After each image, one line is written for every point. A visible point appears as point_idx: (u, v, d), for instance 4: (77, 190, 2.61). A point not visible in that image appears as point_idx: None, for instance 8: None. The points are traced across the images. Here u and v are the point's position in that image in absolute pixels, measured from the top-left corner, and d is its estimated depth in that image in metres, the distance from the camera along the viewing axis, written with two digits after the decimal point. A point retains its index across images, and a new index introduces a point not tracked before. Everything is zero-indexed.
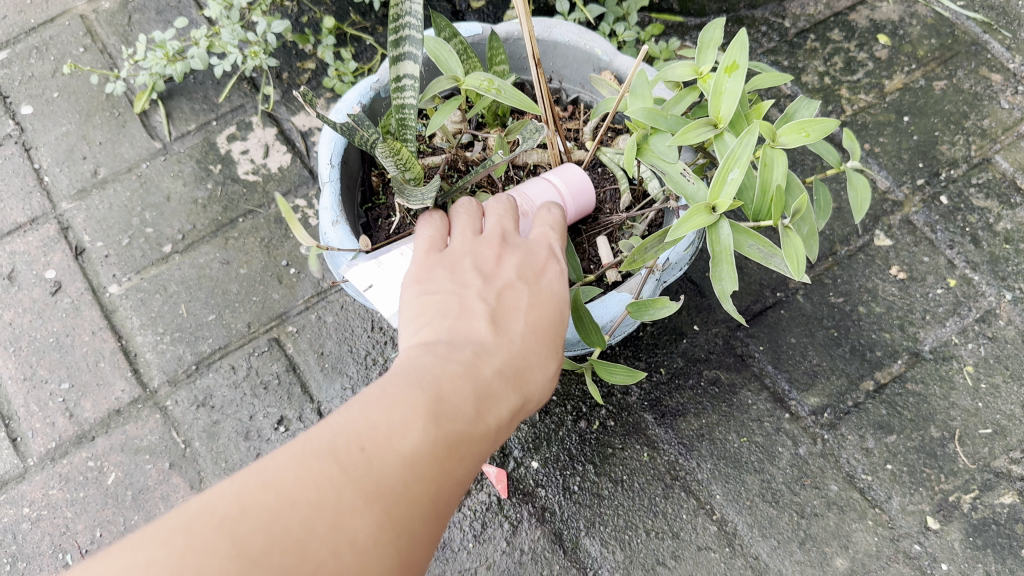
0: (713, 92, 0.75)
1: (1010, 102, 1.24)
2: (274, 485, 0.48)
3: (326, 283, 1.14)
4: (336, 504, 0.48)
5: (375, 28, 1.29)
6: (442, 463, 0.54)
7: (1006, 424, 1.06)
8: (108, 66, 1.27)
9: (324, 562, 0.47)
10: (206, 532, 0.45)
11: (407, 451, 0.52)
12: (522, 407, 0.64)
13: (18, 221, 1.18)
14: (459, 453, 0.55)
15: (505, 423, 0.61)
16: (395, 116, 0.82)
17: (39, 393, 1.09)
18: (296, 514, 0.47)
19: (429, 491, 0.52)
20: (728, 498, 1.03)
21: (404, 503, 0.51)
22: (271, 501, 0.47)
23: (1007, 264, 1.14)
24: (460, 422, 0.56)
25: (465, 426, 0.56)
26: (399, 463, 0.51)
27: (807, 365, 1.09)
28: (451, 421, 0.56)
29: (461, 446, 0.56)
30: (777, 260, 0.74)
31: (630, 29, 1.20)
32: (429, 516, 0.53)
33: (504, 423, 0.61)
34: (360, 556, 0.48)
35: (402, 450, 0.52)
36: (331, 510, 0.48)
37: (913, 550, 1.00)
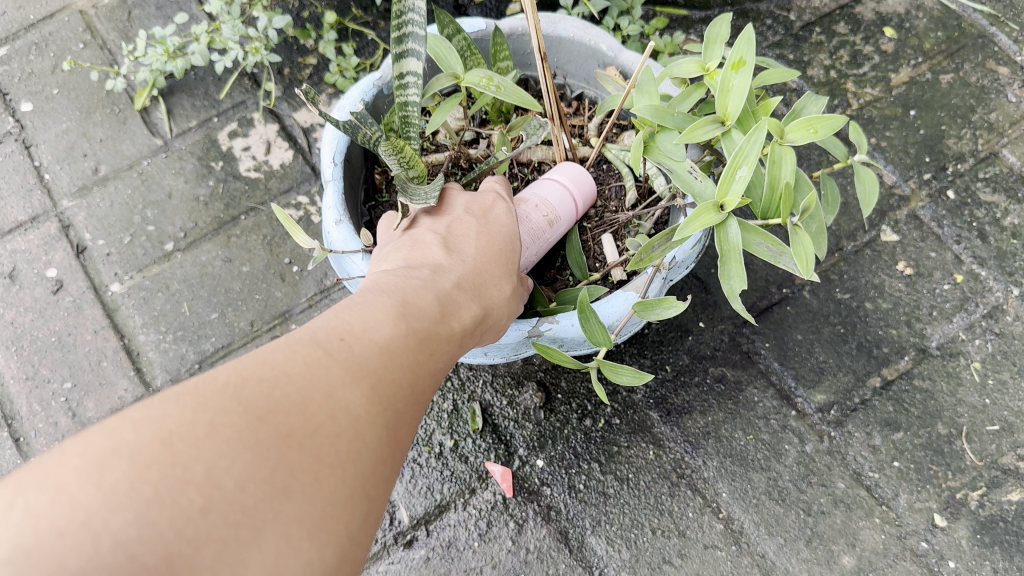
0: (721, 89, 0.74)
1: (1017, 95, 1.23)
2: (268, 365, 0.48)
3: (330, 280, 1.13)
4: (328, 376, 0.49)
5: (377, 22, 1.28)
6: (418, 354, 0.56)
7: (1013, 421, 1.05)
8: (108, 62, 1.26)
9: (323, 425, 0.47)
10: (214, 397, 0.45)
11: (385, 340, 0.54)
12: (483, 327, 0.66)
13: (19, 220, 1.17)
14: (430, 343, 0.58)
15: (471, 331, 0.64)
16: (399, 114, 0.80)
17: (41, 393, 1.08)
18: (292, 383, 0.47)
19: (406, 372, 0.54)
20: (735, 496, 1.02)
21: (388, 382, 0.52)
22: (266, 373, 0.47)
23: (1014, 259, 1.13)
24: (429, 318, 0.59)
25: (434, 324, 0.59)
26: (377, 350, 0.53)
27: (813, 362, 1.08)
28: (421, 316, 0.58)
29: (433, 342, 0.58)
30: (786, 259, 0.73)
31: (635, 23, 1.19)
32: (411, 395, 0.54)
33: (469, 332, 0.63)
34: (356, 424, 0.48)
35: (379, 334, 0.54)
36: (325, 380, 0.48)
37: (920, 548, 0.99)
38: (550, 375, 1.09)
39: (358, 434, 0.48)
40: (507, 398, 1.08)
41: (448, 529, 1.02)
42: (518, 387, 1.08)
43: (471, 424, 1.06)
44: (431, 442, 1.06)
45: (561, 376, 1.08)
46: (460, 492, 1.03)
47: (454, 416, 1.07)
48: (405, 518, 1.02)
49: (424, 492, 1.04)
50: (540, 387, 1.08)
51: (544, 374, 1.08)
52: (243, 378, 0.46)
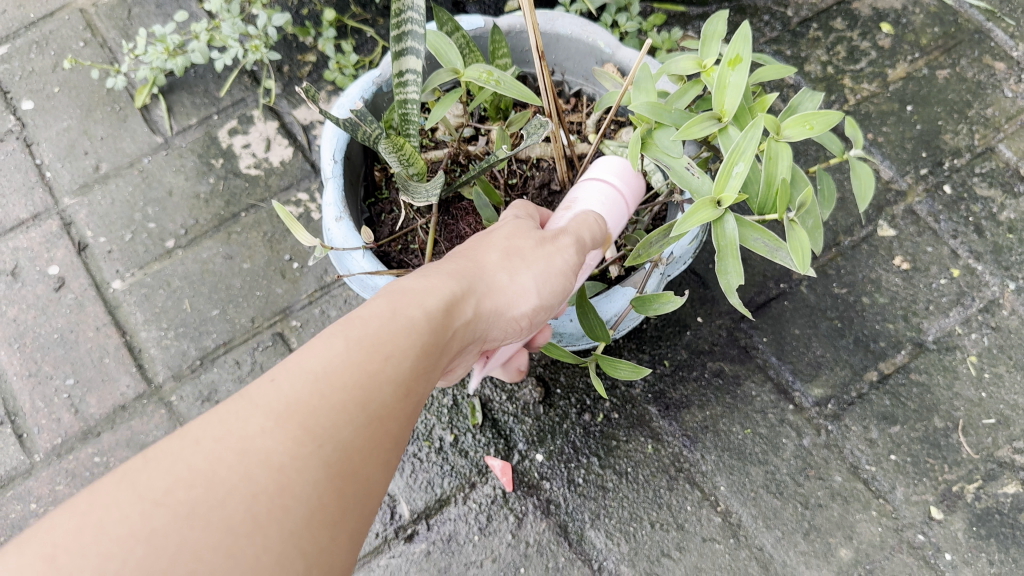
0: (718, 85, 0.74)
1: (1013, 90, 1.24)
2: (180, 439, 0.48)
3: (330, 277, 1.14)
4: (242, 427, 0.49)
5: (376, 19, 1.28)
6: (363, 366, 0.54)
7: (1009, 414, 1.06)
8: (108, 60, 1.27)
9: (236, 488, 0.46)
10: (112, 491, 0.45)
11: (316, 366, 0.53)
12: (469, 302, 0.63)
13: (20, 218, 1.18)
14: (374, 345, 0.56)
15: (443, 311, 0.60)
16: (398, 111, 0.81)
17: (44, 389, 1.09)
18: (197, 451, 0.47)
19: (344, 388, 0.53)
20: (733, 489, 1.03)
21: (316, 412, 0.51)
22: (175, 449, 0.48)
23: (1011, 254, 1.14)
24: (372, 322, 0.57)
25: (383, 326, 0.57)
26: (308, 380, 0.52)
27: (810, 356, 1.09)
28: (360, 326, 0.56)
29: (379, 341, 0.56)
30: (782, 254, 0.74)
31: (633, 19, 1.20)
32: (359, 411, 0.53)
33: (444, 308, 0.60)
34: (277, 472, 0.47)
35: (302, 362, 0.53)
36: (230, 441, 0.48)
37: (917, 540, 1.00)
38: (549, 370, 1.09)
39: (281, 487, 0.47)
40: (507, 393, 1.08)
41: (448, 523, 1.03)
42: (518, 382, 1.09)
43: (471, 419, 1.07)
44: (431, 437, 1.07)
45: (560, 371, 1.09)
46: (461, 486, 1.04)
47: (454, 411, 1.08)
48: (405, 512, 1.03)
49: (424, 487, 1.04)
50: (539, 382, 1.08)
51: (543, 369, 1.09)
52: (159, 455, 0.47)
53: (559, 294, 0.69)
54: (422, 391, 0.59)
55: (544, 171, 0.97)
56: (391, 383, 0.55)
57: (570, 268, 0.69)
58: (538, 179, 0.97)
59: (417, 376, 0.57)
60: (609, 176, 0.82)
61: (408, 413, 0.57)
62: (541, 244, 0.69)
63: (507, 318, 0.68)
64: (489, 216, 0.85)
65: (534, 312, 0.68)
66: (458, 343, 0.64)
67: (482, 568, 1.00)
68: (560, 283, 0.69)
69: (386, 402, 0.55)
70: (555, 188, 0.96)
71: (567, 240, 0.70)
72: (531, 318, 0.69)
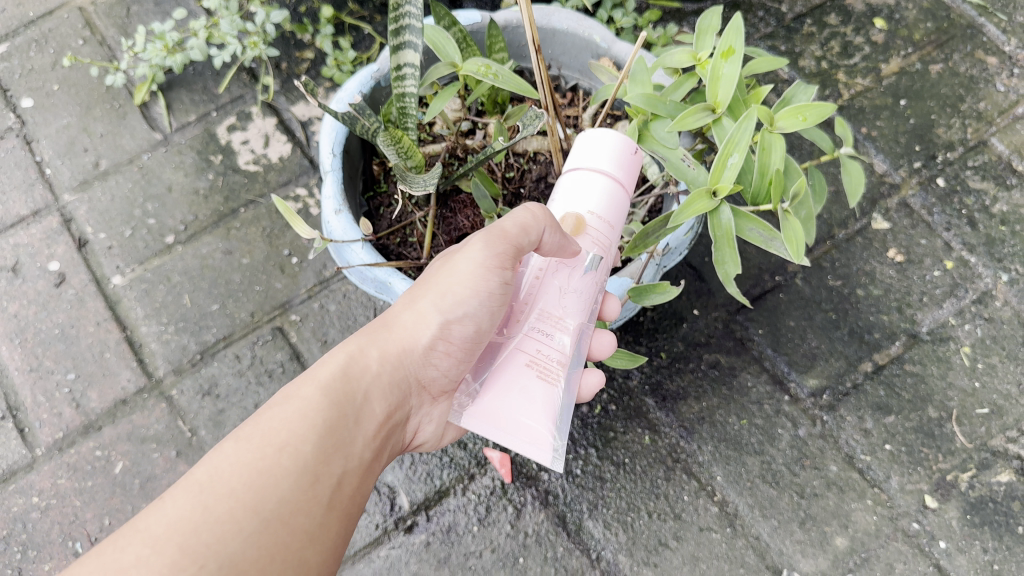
0: (710, 77, 0.76)
1: (1005, 85, 1.25)
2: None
3: (329, 272, 1.15)
4: (122, 560, 0.55)
5: (373, 16, 1.29)
6: (251, 474, 0.61)
7: (1003, 403, 1.07)
8: (107, 57, 1.27)
9: None
10: None
11: (205, 478, 0.60)
12: (365, 365, 0.69)
13: (21, 214, 1.19)
14: (266, 439, 0.62)
15: (333, 389, 0.66)
16: (396, 105, 0.83)
17: (45, 384, 1.10)
18: None
19: (235, 490, 0.60)
20: (729, 479, 1.04)
21: (197, 531, 0.57)
22: None
23: (1003, 246, 1.15)
24: (264, 419, 0.64)
25: (271, 425, 0.63)
26: (195, 500, 0.58)
27: (806, 347, 1.10)
28: (256, 422, 0.64)
29: (270, 432, 0.63)
30: (777, 244, 0.76)
31: (629, 15, 1.21)
32: (248, 512, 0.59)
33: (334, 386, 0.67)
34: None
35: (221, 441, 0.63)
36: (117, 565, 0.55)
37: (911, 528, 1.01)
38: None
39: None
40: None
41: (447, 514, 1.03)
42: None
43: None
44: None
45: None
46: (460, 478, 1.05)
47: None
48: (405, 504, 1.04)
49: (423, 478, 1.05)
50: None
51: None
52: (82, 563, 0.56)
53: (486, 298, 0.68)
54: (334, 463, 0.65)
55: (541, 164, 0.98)
56: (288, 468, 0.62)
57: (487, 262, 0.67)
58: (536, 172, 0.97)
59: (318, 454, 0.64)
60: (599, 165, 0.70)
61: (323, 486, 0.63)
62: (442, 265, 0.71)
63: (424, 358, 0.71)
64: (485, 207, 0.86)
65: (450, 332, 0.69)
66: (368, 409, 0.69)
67: (481, 558, 1.01)
68: (486, 280, 0.67)
69: (288, 487, 0.61)
70: (552, 182, 0.97)
71: (511, 224, 0.66)
72: (452, 338, 0.70)
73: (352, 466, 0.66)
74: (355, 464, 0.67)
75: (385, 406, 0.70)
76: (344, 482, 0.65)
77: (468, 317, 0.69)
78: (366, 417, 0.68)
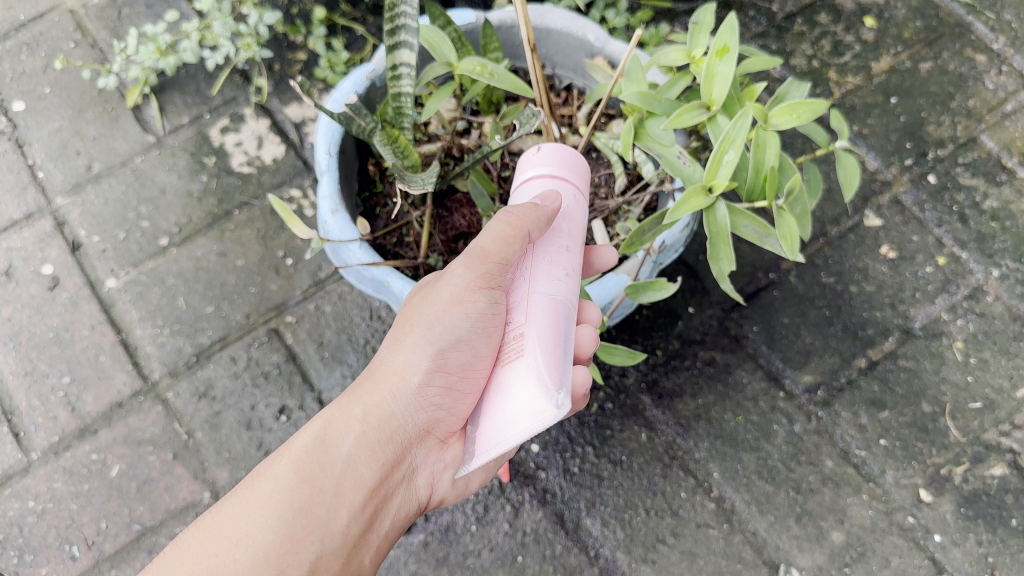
0: (705, 75, 0.76)
1: (994, 82, 1.26)
2: None
3: (324, 272, 1.15)
4: None
5: (366, 18, 1.29)
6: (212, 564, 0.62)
7: (995, 397, 1.08)
8: (99, 60, 1.27)
9: None
10: None
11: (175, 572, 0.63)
12: (342, 428, 0.68)
13: (13, 218, 1.18)
14: (223, 531, 0.64)
15: (305, 463, 0.66)
16: (392, 104, 0.83)
17: (40, 387, 1.09)
18: None
19: None
20: (726, 476, 1.04)
21: None
22: None
23: (994, 242, 1.16)
24: (229, 506, 0.65)
25: (237, 511, 0.65)
26: None
27: (800, 344, 1.11)
28: (223, 510, 0.65)
29: (234, 523, 0.64)
30: (771, 240, 0.76)
31: (621, 14, 1.22)
32: None
33: (306, 460, 0.66)
34: None
35: (183, 531, 0.66)
36: None
37: (907, 523, 1.02)
38: None
39: None
40: None
41: (446, 513, 1.03)
42: None
43: None
44: None
45: None
46: None
47: None
48: None
49: None
50: None
51: None
52: None
53: (478, 319, 0.66)
54: (303, 549, 0.64)
55: None
56: (245, 563, 0.62)
57: (475, 281, 0.66)
58: None
59: (280, 541, 0.63)
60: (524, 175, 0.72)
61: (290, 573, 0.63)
62: (426, 298, 0.70)
63: (417, 400, 0.68)
64: (484, 207, 0.87)
65: (439, 368, 0.68)
66: (351, 476, 0.67)
67: (480, 557, 1.02)
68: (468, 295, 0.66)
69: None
70: None
71: (493, 243, 0.65)
72: (448, 368, 0.67)
73: (331, 544, 0.65)
74: (335, 541, 0.65)
75: (375, 470, 0.68)
76: (319, 566, 0.64)
77: (458, 342, 0.67)
78: (349, 485, 0.66)
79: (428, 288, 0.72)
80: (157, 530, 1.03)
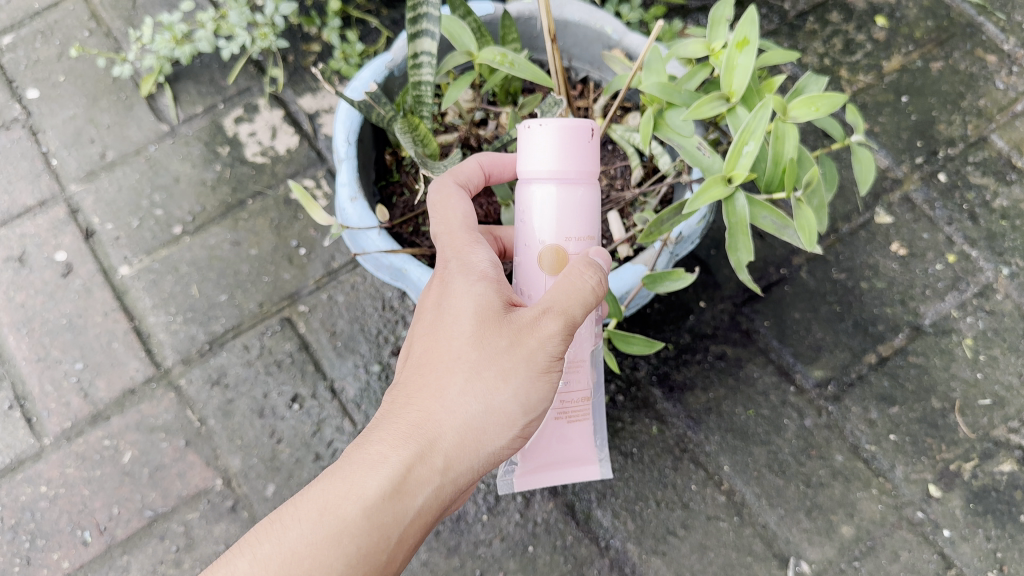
0: (725, 67, 0.77)
1: (1005, 82, 1.26)
2: None
3: (337, 263, 1.15)
4: None
5: (380, 10, 1.29)
6: None
7: (1004, 394, 1.08)
8: (114, 49, 1.27)
9: None
10: None
11: None
12: (418, 479, 0.64)
13: (27, 204, 1.18)
14: (287, 568, 0.61)
15: (376, 511, 0.63)
16: (412, 93, 0.84)
17: (53, 373, 1.10)
18: None
19: None
20: (737, 469, 1.05)
21: None
22: None
23: (1004, 240, 1.16)
24: (291, 537, 0.63)
25: (299, 548, 0.62)
26: None
27: (811, 339, 1.11)
28: (280, 537, 0.63)
29: (295, 566, 0.61)
30: (790, 232, 0.77)
31: (635, 9, 1.23)
32: None
33: (378, 508, 0.63)
34: None
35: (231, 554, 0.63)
36: None
37: (916, 517, 1.03)
38: None
39: None
40: None
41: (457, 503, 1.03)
42: None
43: None
44: None
45: None
46: None
47: None
48: None
49: None
50: None
51: None
52: None
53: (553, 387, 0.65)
54: None
55: None
56: None
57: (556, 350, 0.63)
58: None
59: None
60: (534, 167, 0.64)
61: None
62: (511, 345, 0.64)
63: (493, 456, 0.67)
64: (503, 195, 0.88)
65: (525, 427, 0.66)
66: (417, 523, 0.65)
67: (491, 546, 1.02)
68: (543, 362, 0.64)
69: None
70: None
71: (575, 307, 0.63)
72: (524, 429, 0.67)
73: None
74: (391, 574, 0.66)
75: (436, 512, 0.66)
76: None
77: (542, 410, 0.66)
78: (413, 530, 0.65)
79: (508, 329, 0.64)
80: (169, 516, 1.04)
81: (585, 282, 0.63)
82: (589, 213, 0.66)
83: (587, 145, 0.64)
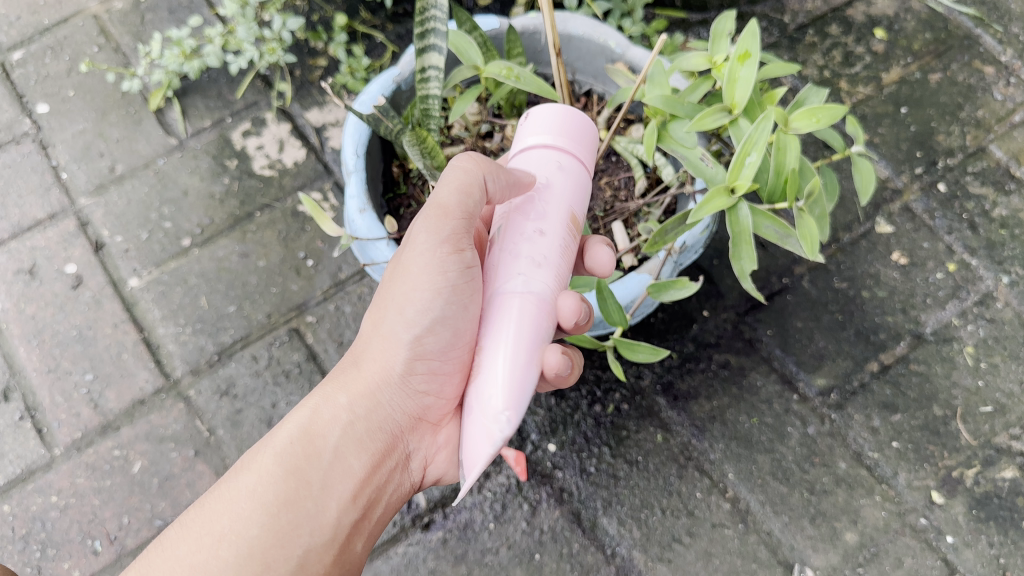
0: (727, 80, 0.78)
1: (1002, 93, 1.28)
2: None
3: (344, 274, 1.16)
4: None
5: (385, 25, 1.31)
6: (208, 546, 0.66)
7: (1006, 402, 1.09)
8: (123, 64, 1.29)
9: None
10: None
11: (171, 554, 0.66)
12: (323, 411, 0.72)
13: (37, 217, 1.20)
14: (221, 519, 0.67)
15: (291, 451, 0.70)
16: (420, 106, 0.85)
17: (63, 384, 1.11)
18: None
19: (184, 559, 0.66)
20: (742, 477, 1.06)
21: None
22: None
23: (1003, 249, 1.18)
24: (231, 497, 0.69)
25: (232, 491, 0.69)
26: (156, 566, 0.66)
27: (813, 348, 1.12)
28: (228, 502, 0.68)
29: (222, 508, 0.68)
30: (792, 241, 0.78)
31: (637, 24, 1.25)
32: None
33: (290, 451, 0.70)
34: None
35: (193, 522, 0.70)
36: None
37: (919, 524, 1.03)
38: None
39: None
40: None
41: (464, 511, 1.05)
42: None
43: None
44: None
45: None
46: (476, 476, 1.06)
47: None
48: (422, 501, 1.05)
49: None
50: None
51: None
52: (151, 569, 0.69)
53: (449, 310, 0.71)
54: (293, 541, 0.67)
55: None
56: (244, 545, 0.66)
57: (442, 252, 0.69)
58: None
59: (266, 535, 0.66)
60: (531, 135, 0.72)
61: (276, 568, 0.66)
62: (400, 273, 0.72)
63: (406, 391, 0.74)
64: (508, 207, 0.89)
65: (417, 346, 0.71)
66: (340, 467, 0.71)
67: (498, 554, 1.03)
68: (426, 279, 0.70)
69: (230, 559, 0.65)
70: None
71: (450, 196, 0.69)
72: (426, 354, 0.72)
73: (319, 537, 0.68)
74: (328, 536, 0.69)
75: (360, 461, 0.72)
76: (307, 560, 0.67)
77: (438, 328, 0.71)
78: (337, 475, 0.70)
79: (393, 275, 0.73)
80: None
81: (460, 179, 0.68)
82: (581, 190, 0.72)
83: (575, 127, 0.72)
